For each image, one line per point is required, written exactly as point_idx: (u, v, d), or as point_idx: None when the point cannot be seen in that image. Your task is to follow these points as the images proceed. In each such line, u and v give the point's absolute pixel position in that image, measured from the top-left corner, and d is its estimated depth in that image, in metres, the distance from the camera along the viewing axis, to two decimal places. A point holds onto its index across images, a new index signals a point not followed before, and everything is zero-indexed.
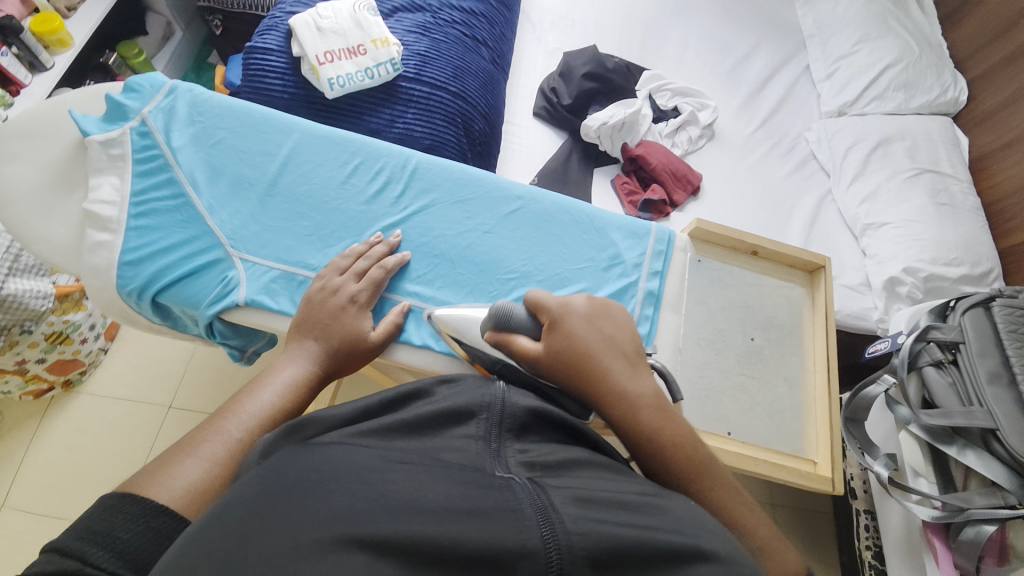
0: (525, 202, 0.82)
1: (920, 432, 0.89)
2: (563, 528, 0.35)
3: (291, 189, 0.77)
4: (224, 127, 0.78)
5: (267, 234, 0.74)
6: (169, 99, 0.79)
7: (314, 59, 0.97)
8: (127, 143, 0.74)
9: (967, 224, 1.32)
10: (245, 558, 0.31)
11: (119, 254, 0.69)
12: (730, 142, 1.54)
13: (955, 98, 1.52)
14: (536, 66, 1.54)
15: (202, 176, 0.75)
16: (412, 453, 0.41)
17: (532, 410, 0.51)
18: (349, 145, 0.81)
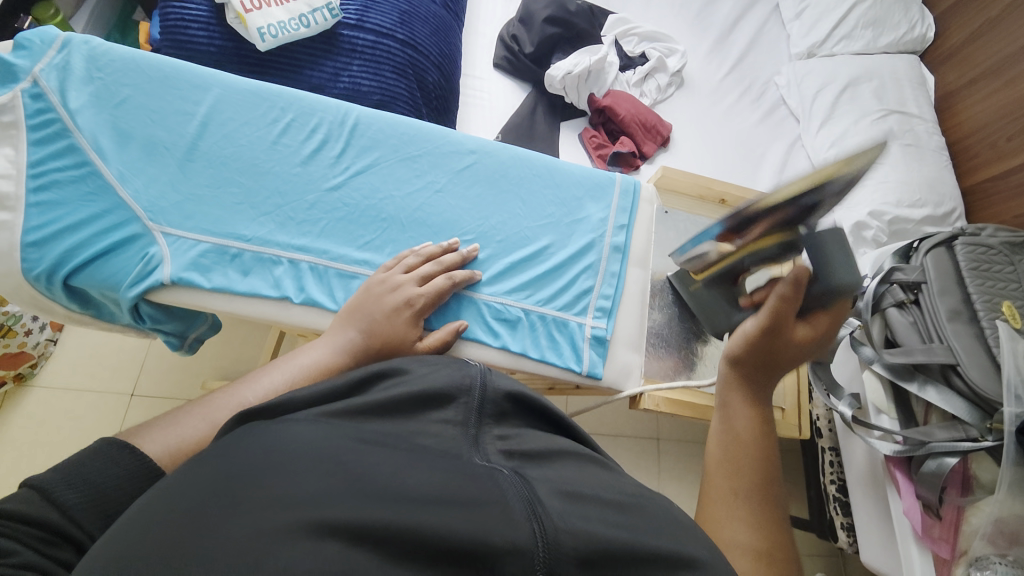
0: (478, 157, 0.77)
1: (883, 370, 0.91)
2: (552, 526, 0.32)
3: (215, 152, 0.70)
4: (131, 85, 0.70)
5: (192, 204, 0.67)
6: (63, 55, 0.69)
7: (238, 5, 0.85)
8: (18, 107, 0.65)
9: (931, 165, 1.32)
10: (195, 544, 0.27)
11: (21, 234, 0.62)
12: (700, 90, 1.49)
13: (922, 35, 1.49)
14: (495, 12, 1.44)
15: (111, 142, 0.67)
16: (380, 437, 0.37)
17: (514, 395, 0.46)
18: (279, 101, 0.73)
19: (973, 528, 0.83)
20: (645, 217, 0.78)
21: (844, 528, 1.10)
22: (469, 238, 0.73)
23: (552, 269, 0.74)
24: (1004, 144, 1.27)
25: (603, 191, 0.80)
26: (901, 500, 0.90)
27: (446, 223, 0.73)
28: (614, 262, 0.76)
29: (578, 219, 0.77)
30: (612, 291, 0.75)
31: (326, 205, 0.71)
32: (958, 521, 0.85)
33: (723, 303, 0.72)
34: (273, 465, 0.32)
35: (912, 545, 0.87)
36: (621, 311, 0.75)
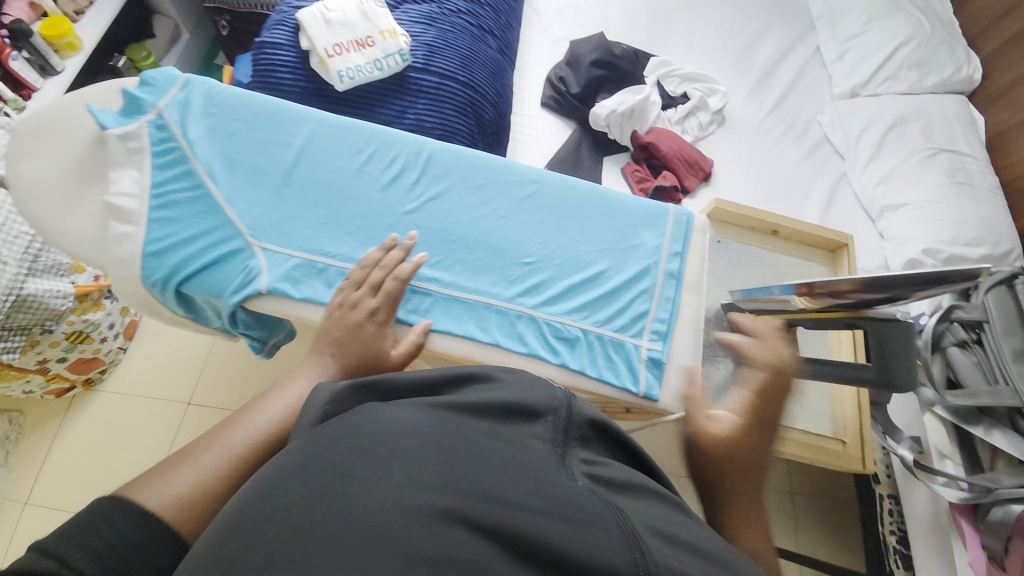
0: (541, 186, 0.81)
1: (945, 413, 0.89)
2: (652, 557, 0.33)
3: (307, 177, 0.77)
4: (240, 118, 0.78)
5: (287, 223, 0.74)
6: (184, 92, 0.78)
7: (322, 52, 0.96)
8: (144, 136, 0.74)
9: (986, 203, 1.29)
10: (344, 508, 0.31)
11: (142, 245, 0.70)
12: (741, 128, 1.52)
13: (969, 75, 1.48)
14: (543, 55, 1.53)
15: (222, 168, 0.75)
16: (478, 437, 0.40)
17: (596, 421, 0.47)
18: (362, 132, 0.80)
19: None
20: (699, 246, 0.79)
21: None
22: (532, 261, 0.77)
23: (610, 294, 0.77)
24: None
25: (657, 220, 0.82)
26: (967, 550, 0.85)
27: (512, 249, 0.77)
28: (669, 288, 0.78)
29: (634, 246, 0.80)
30: (667, 315, 0.77)
31: (402, 227, 0.76)
32: None
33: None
34: (395, 445, 0.36)
35: None
36: (676, 335, 0.77)
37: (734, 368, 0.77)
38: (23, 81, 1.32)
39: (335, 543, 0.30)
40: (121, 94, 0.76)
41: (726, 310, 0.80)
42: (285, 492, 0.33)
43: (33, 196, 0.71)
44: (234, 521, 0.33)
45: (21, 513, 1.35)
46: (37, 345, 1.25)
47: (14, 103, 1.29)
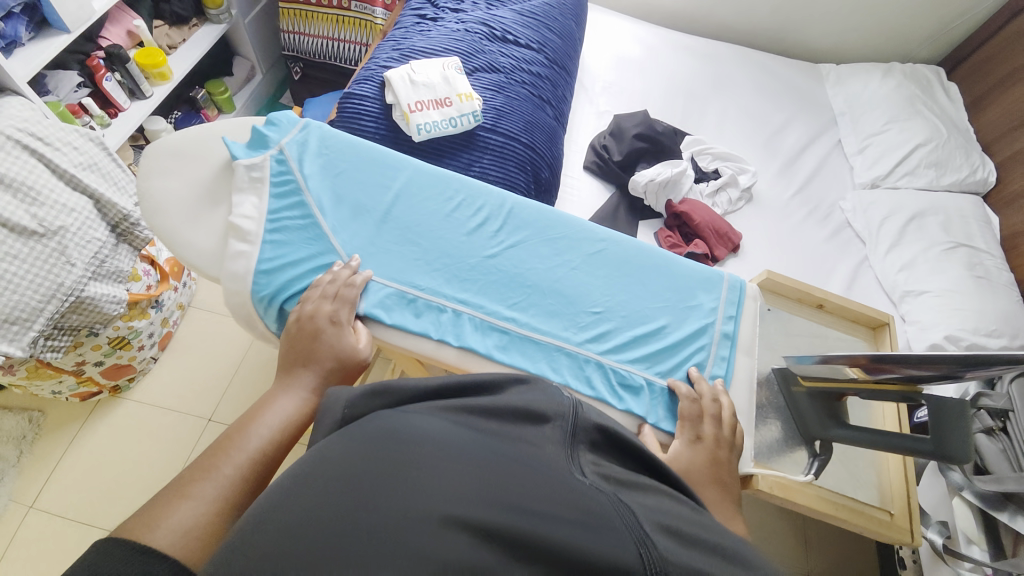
0: (607, 242, 0.88)
1: (975, 499, 0.89)
2: (658, 553, 0.38)
3: (402, 217, 0.84)
4: (347, 159, 0.87)
5: (382, 256, 0.81)
6: (303, 133, 0.88)
7: (406, 107, 1.07)
8: (266, 167, 0.83)
9: (1005, 298, 1.35)
10: (365, 510, 0.36)
11: (256, 263, 0.77)
12: (769, 206, 1.62)
13: (984, 178, 1.60)
14: (588, 125, 1.67)
15: (328, 201, 0.83)
16: (494, 440, 0.45)
17: (602, 427, 0.51)
18: (451, 181, 0.89)
19: None
20: (752, 312, 0.85)
21: None
22: (599, 313, 0.82)
23: (671, 348, 0.81)
24: None
25: (713, 284, 0.88)
26: None
27: (582, 298, 0.83)
28: (723, 347, 0.83)
29: (692, 305, 0.85)
30: (723, 372, 0.81)
31: (484, 269, 0.83)
32: None
33: (823, 416, 0.78)
34: (411, 451, 0.41)
35: None
36: (731, 392, 0.80)
37: (780, 428, 0.82)
38: (110, 100, 1.47)
39: (359, 537, 0.35)
40: (250, 130, 0.87)
41: (776, 374, 0.85)
42: (304, 500, 0.37)
43: (164, 210, 0.80)
44: (270, 513, 0.38)
45: (26, 518, 1.33)
46: (80, 347, 1.25)
47: (100, 118, 1.42)
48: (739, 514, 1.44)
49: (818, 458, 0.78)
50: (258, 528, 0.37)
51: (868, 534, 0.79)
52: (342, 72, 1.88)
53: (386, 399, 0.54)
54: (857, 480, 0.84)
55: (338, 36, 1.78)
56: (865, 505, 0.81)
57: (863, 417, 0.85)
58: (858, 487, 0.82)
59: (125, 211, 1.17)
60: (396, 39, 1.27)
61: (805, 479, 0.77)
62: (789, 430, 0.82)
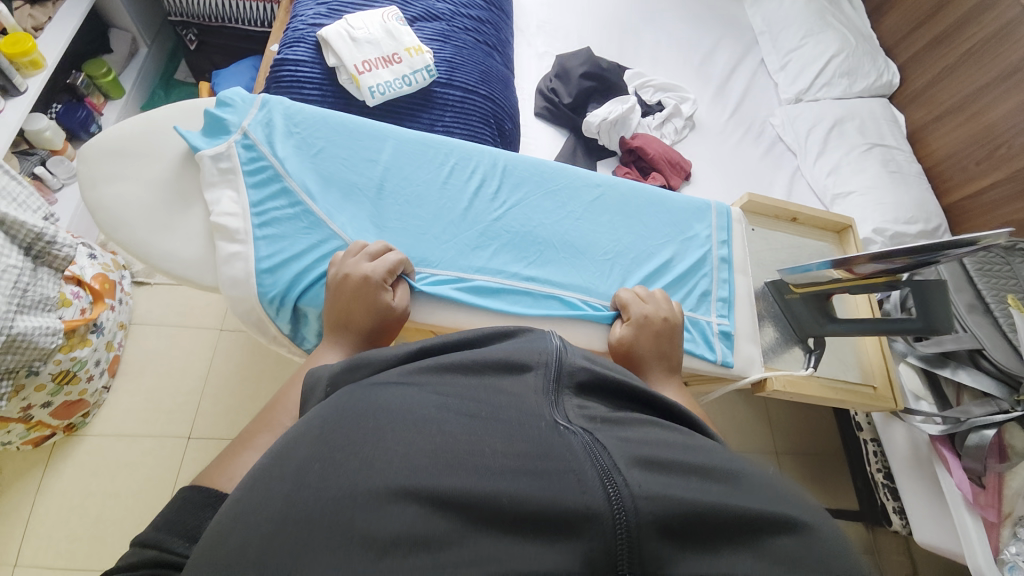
0: (600, 186, 0.96)
1: (917, 361, 1.08)
2: (630, 494, 0.37)
3: (398, 191, 0.87)
4: (332, 136, 0.88)
5: (388, 235, 0.83)
6: (264, 112, 0.87)
7: (353, 68, 0.98)
8: (235, 156, 0.82)
9: (915, 187, 1.54)
10: (322, 481, 0.37)
11: (255, 263, 0.77)
12: (710, 131, 1.70)
13: (889, 81, 1.76)
14: (530, 69, 1.62)
15: (320, 183, 0.84)
16: (469, 394, 0.46)
17: (592, 371, 0.50)
18: (446, 146, 0.93)
19: (1015, 491, 0.95)
20: (741, 235, 0.96)
21: (895, 511, 1.23)
22: (609, 258, 0.90)
23: (677, 278, 0.90)
24: (973, 168, 1.50)
25: (704, 214, 0.98)
26: (950, 475, 1.03)
27: (586, 244, 0.90)
28: (724, 271, 0.94)
29: (688, 236, 0.95)
30: (727, 292, 0.92)
31: (493, 232, 0.88)
32: (1000, 486, 0.96)
33: (816, 315, 0.88)
34: (371, 426, 0.40)
35: (964, 513, 1.00)
36: (736, 309, 0.92)
37: (778, 331, 0.94)
38: None
39: (315, 509, 0.35)
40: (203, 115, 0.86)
41: (769, 287, 0.97)
42: (280, 469, 0.39)
43: (127, 216, 0.79)
44: (237, 501, 0.38)
45: None
46: (22, 391, 1.12)
47: None
48: (719, 416, 1.63)
49: (814, 352, 0.90)
50: (220, 534, 0.37)
51: (862, 407, 0.94)
52: (246, 36, 1.66)
53: (367, 370, 0.53)
54: (846, 364, 0.96)
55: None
56: (855, 384, 0.95)
57: (841, 310, 0.97)
58: (849, 371, 0.95)
59: (38, 228, 0.98)
60: None
61: (806, 371, 0.89)
62: (785, 331, 0.95)
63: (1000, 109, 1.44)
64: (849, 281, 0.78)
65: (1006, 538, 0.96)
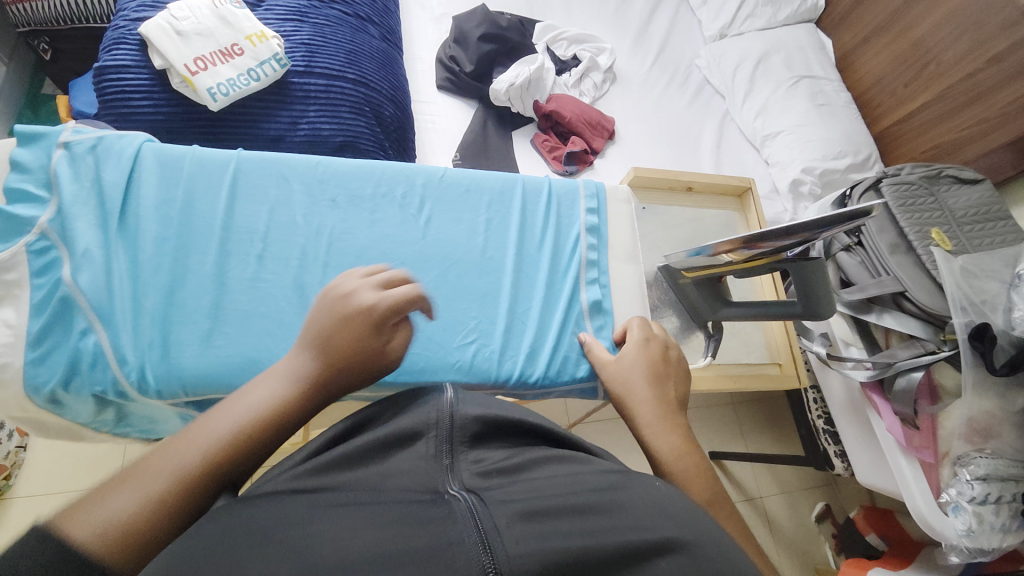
0: (468, 230, 0.85)
1: (845, 308, 1.04)
2: (505, 555, 0.32)
3: (225, 300, 0.73)
4: (134, 223, 0.74)
5: (200, 359, 0.69)
6: (67, 199, 0.71)
7: (183, 69, 0.84)
8: (23, 264, 0.68)
9: (845, 119, 1.47)
10: None
11: (34, 395, 0.66)
12: (633, 82, 1.59)
13: (814, 4, 1.66)
14: (428, 35, 1.46)
15: (117, 293, 0.70)
16: (344, 479, 0.41)
17: (482, 418, 0.47)
18: (281, 209, 0.79)
19: (949, 431, 0.94)
20: (625, 218, 0.91)
21: (838, 455, 1.23)
22: (472, 337, 0.78)
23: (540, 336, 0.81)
24: (902, 91, 1.43)
25: (567, 247, 0.88)
26: (882, 419, 1.01)
27: (453, 328, 0.78)
28: (598, 317, 0.85)
29: (568, 265, 0.86)
30: (599, 297, 0.86)
31: None
32: (935, 428, 0.95)
33: (710, 300, 0.84)
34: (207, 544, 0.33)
35: (900, 457, 0.99)
36: (626, 302, 0.87)
37: (678, 318, 0.91)
38: None
39: None
40: None
41: (661, 271, 0.91)
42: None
43: None
44: None
45: None
46: None
47: None
48: None
49: (712, 338, 0.88)
50: None
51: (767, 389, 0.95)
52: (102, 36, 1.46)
53: None
54: (748, 348, 0.96)
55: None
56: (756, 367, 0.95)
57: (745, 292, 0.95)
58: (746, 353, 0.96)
59: None
60: None
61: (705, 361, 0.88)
62: (686, 316, 0.91)
63: (927, 23, 1.35)
64: (736, 263, 0.71)
65: (946, 477, 0.95)
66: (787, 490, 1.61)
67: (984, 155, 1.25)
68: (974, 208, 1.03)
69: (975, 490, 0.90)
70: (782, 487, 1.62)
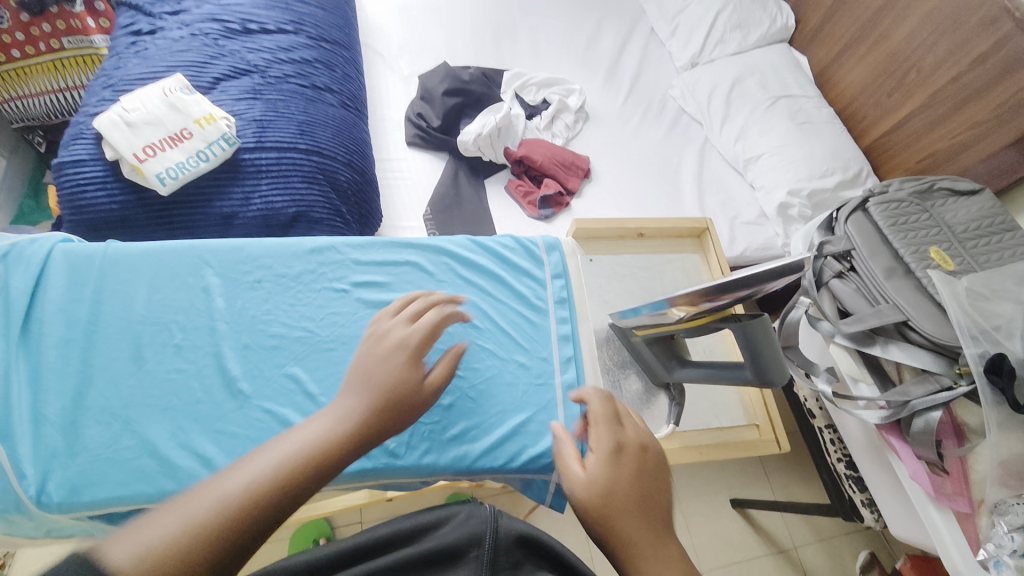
0: (417, 307, 0.82)
1: (845, 341, 0.91)
2: None
3: (128, 400, 0.70)
4: (37, 331, 0.72)
5: (96, 468, 0.66)
6: None
7: (132, 158, 0.86)
8: None
9: (828, 135, 1.41)
10: None
11: None
12: (607, 119, 1.58)
13: (784, 25, 1.64)
14: (397, 95, 1.49)
15: (16, 404, 0.68)
16: None
17: (522, 538, 0.50)
18: (202, 295, 0.77)
19: (981, 476, 0.82)
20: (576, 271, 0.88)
21: (866, 504, 1.10)
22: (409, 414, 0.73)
23: (494, 416, 0.74)
24: (887, 101, 1.37)
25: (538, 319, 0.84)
26: (904, 464, 0.89)
27: None
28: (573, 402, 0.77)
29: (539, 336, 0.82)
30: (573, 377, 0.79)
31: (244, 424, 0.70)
32: (965, 471, 0.83)
33: (665, 359, 0.79)
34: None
35: (931, 507, 0.86)
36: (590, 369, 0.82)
37: (642, 379, 0.86)
38: None
39: None
40: None
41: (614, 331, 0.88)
42: None
43: None
44: None
45: None
46: None
47: None
48: None
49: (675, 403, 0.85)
50: None
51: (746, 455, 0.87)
52: None
53: None
54: (718, 409, 0.90)
55: (72, 87, 1.37)
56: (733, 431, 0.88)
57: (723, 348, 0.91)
58: (723, 415, 0.89)
59: None
60: (109, 75, 1.03)
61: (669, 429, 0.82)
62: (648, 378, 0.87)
63: (903, 29, 1.30)
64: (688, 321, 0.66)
65: (985, 529, 0.82)
66: (825, 538, 1.45)
67: (986, 160, 1.15)
68: (976, 220, 0.96)
69: (1015, 542, 0.78)
70: (819, 534, 1.45)
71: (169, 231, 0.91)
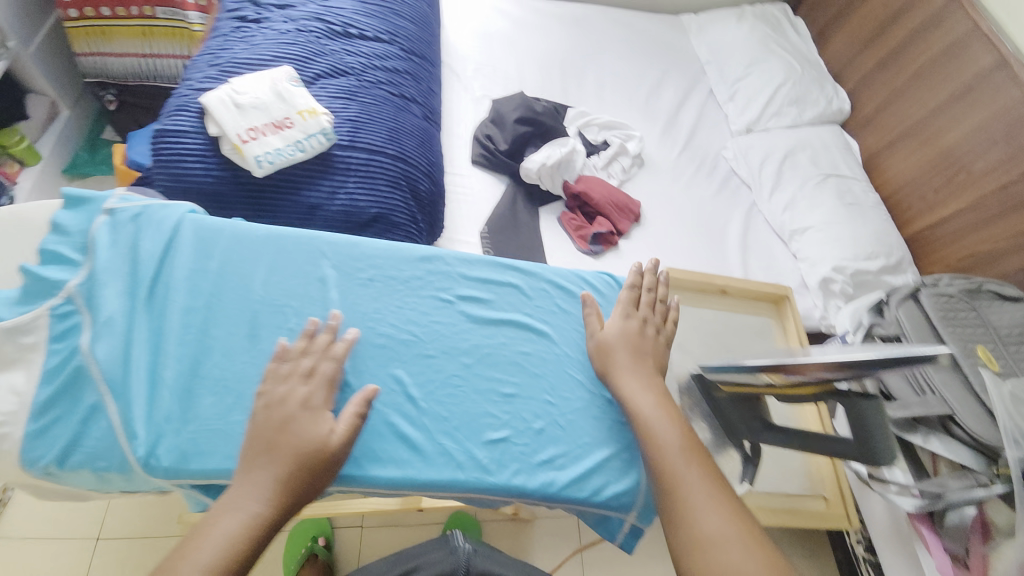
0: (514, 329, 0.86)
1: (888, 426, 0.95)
2: None
3: (237, 375, 0.74)
4: (162, 295, 0.78)
5: (202, 438, 0.70)
6: (107, 262, 0.78)
7: (235, 138, 0.90)
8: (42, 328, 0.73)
9: (873, 219, 1.46)
10: None
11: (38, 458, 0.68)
12: (661, 168, 1.63)
13: (840, 107, 1.71)
14: (466, 114, 1.54)
15: (134, 362, 0.72)
16: None
17: None
18: (318, 285, 0.82)
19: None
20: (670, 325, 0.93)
21: None
22: (501, 433, 0.77)
23: (580, 447, 0.78)
24: (933, 196, 1.43)
25: None
26: (932, 556, 0.93)
27: (487, 424, 0.77)
28: None
29: None
30: None
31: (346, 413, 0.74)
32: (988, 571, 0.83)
33: (744, 416, 0.82)
34: None
35: None
36: None
37: (711, 431, 0.89)
38: None
39: None
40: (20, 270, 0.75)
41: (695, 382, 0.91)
42: None
43: None
44: None
45: None
46: None
47: None
48: None
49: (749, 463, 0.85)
50: None
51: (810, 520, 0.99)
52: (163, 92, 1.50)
53: None
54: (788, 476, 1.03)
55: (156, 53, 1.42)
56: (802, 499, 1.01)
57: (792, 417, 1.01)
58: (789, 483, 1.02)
59: None
60: (213, 53, 1.07)
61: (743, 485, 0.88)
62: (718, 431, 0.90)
63: (956, 132, 1.37)
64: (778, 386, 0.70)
65: None
66: None
67: None
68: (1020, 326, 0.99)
69: None
70: None
71: (258, 212, 0.94)
